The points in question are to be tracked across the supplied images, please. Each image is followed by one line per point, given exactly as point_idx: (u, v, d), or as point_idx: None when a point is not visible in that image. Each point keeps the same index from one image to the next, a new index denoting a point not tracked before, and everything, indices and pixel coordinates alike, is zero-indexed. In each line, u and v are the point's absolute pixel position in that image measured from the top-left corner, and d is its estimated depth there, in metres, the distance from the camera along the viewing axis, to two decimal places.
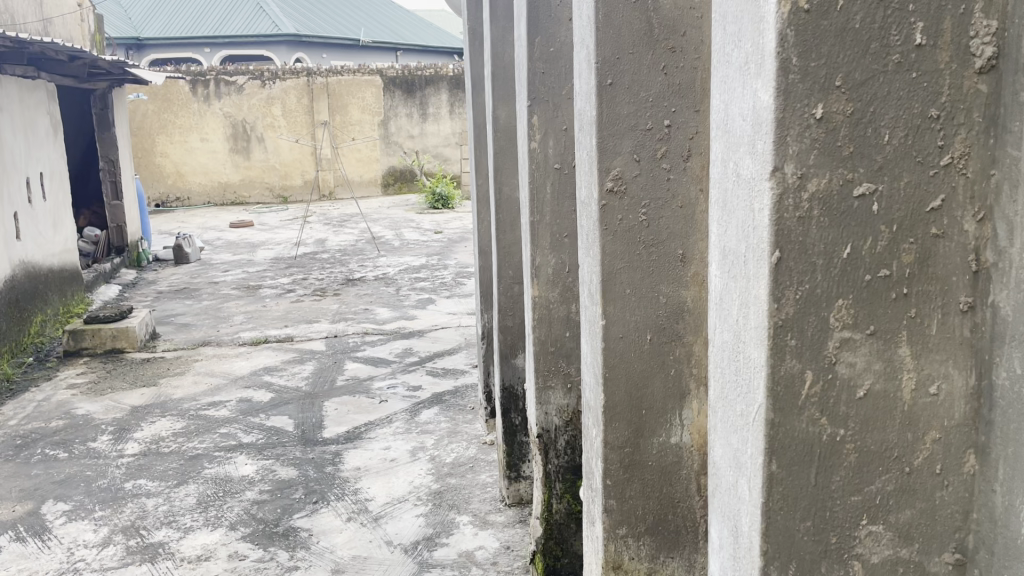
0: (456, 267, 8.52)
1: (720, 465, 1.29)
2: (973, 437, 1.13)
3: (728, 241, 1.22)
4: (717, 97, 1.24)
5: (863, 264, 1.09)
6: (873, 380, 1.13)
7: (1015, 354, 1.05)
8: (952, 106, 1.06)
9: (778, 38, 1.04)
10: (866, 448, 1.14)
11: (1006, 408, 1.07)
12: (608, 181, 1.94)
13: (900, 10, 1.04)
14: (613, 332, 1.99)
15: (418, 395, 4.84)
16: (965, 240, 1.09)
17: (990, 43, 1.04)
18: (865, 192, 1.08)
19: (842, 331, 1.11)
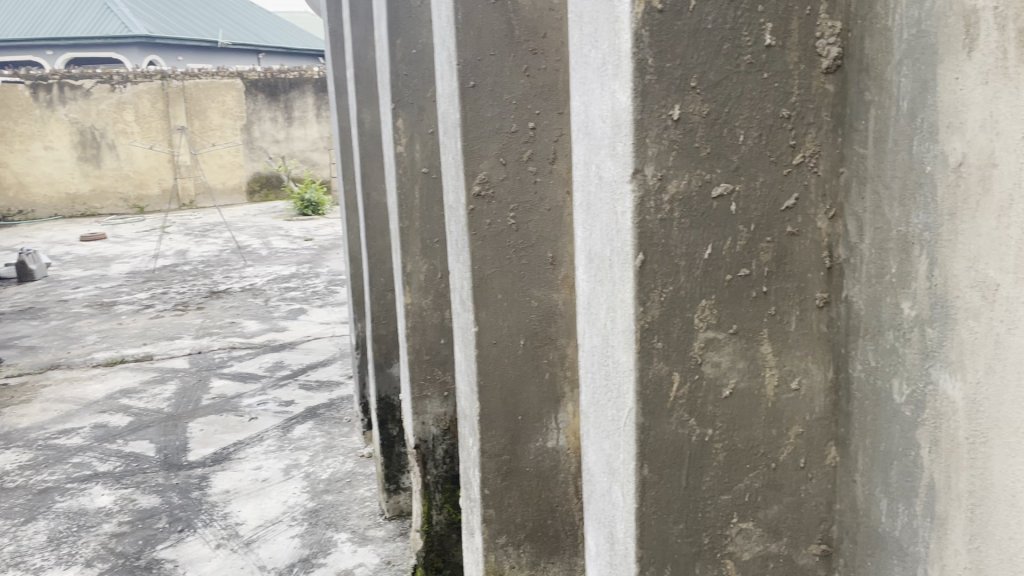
0: (327, 274, 8.31)
1: (593, 471, 1.27)
2: (834, 429, 1.16)
3: (593, 244, 1.20)
4: (576, 98, 1.22)
5: (724, 264, 1.10)
6: (738, 378, 1.14)
7: (869, 347, 1.08)
8: (802, 106, 1.08)
9: (634, 38, 1.03)
10: (733, 446, 1.15)
11: (862, 400, 1.11)
12: (475, 185, 1.90)
13: (750, 11, 1.05)
14: (486, 338, 1.96)
15: (290, 410, 4.66)
16: (819, 237, 1.12)
17: (835, 44, 1.07)
18: (723, 193, 1.08)
19: (707, 331, 1.12)
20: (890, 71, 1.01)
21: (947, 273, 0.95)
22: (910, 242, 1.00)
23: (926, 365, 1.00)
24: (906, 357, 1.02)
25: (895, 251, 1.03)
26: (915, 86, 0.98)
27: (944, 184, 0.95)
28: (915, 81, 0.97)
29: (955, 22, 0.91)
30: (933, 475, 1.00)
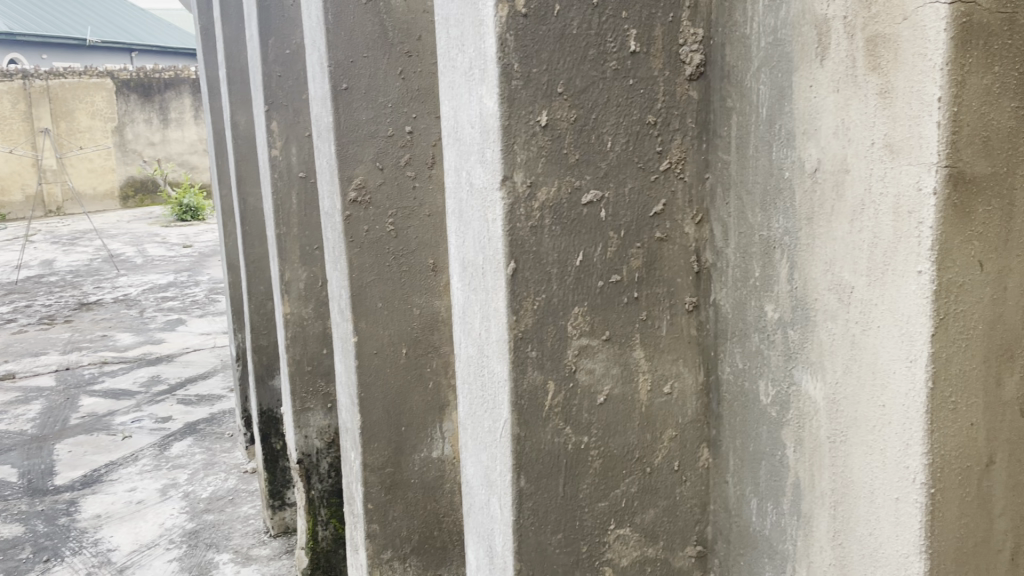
0: (208, 282, 8.01)
1: (472, 484, 1.24)
2: (705, 431, 1.19)
3: (465, 252, 1.18)
4: (445, 103, 1.19)
5: (596, 271, 1.10)
6: (612, 384, 1.14)
7: (736, 349, 1.12)
8: (667, 113, 1.10)
9: (499, 43, 1.01)
10: (609, 452, 1.14)
11: (732, 401, 1.14)
12: (351, 190, 1.84)
13: (614, 17, 1.05)
14: (366, 348, 1.90)
15: (168, 426, 4.45)
16: (687, 242, 1.15)
17: (698, 51, 1.10)
18: (593, 199, 1.08)
19: (580, 338, 1.11)
20: (749, 79, 1.05)
21: (806, 277, 0.99)
22: (771, 246, 1.04)
23: (789, 366, 1.03)
24: (770, 359, 1.06)
25: (758, 256, 1.07)
26: (772, 94, 1.01)
27: (801, 189, 0.98)
28: (773, 89, 1.01)
29: (808, 31, 0.95)
30: (798, 474, 1.03)
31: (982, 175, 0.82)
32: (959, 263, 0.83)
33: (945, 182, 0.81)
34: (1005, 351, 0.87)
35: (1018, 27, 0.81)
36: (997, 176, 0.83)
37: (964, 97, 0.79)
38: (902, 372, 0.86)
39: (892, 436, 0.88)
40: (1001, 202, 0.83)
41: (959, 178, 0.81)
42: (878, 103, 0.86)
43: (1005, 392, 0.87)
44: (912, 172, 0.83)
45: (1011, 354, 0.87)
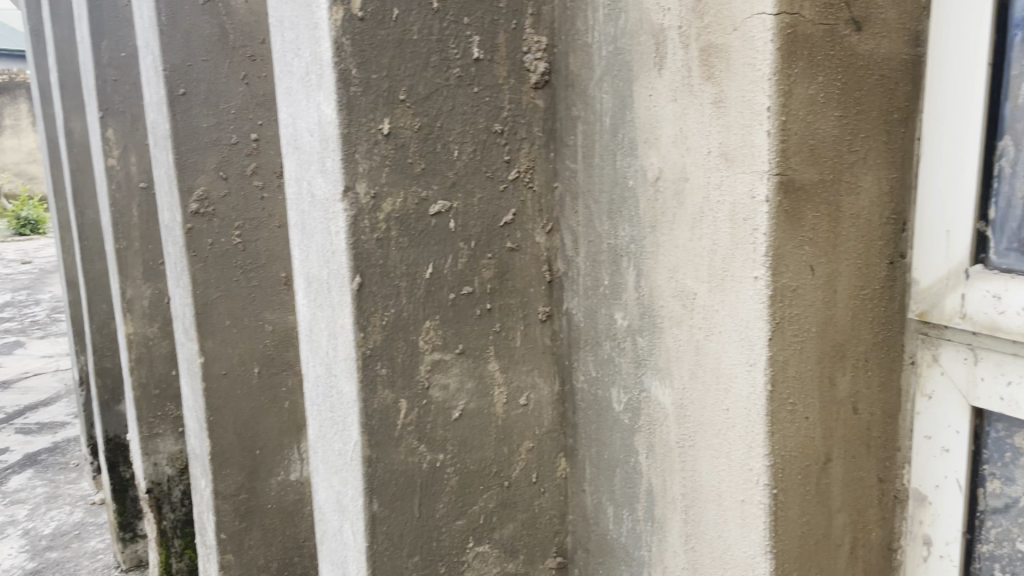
0: (49, 301, 7.47)
1: (324, 509, 1.18)
2: (563, 441, 1.20)
3: (310, 267, 1.12)
4: (283, 110, 1.13)
5: (447, 283, 1.07)
6: (467, 399, 1.11)
7: (589, 358, 1.13)
8: (514, 121, 1.10)
9: (335, 47, 0.96)
10: (466, 469, 1.12)
11: (586, 409, 1.15)
12: (193, 202, 1.74)
13: (456, 23, 1.03)
14: (214, 369, 1.80)
15: (4, 459, 4.09)
16: (538, 251, 1.15)
17: (542, 59, 1.10)
18: (441, 210, 1.05)
19: (432, 353, 1.07)
20: (592, 87, 1.05)
21: (652, 285, 1.00)
22: (619, 255, 1.05)
23: (639, 373, 1.04)
24: (621, 366, 1.07)
25: (607, 264, 1.08)
26: (614, 102, 1.02)
27: (646, 198, 0.99)
28: (616, 98, 1.02)
29: (646, 41, 0.96)
30: (651, 480, 1.04)
31: (810, 182, 0.84)
32: (792, 268, 0.85)
33: (775, 190, 0.82)
34: (837, 352, 0.90)
35: (840, 38, 0.83)
36: (824, 184, 0.85)
37: (791, 106, 0.81)
38: (744, 376, 0.88)
39: (736, 440, 0.90)
40: (827, 208, 0.86)
41: (789, 185, 0.83)
42: (713, 112, 0.88)
43: (838, 391, 0.90)
44: (746, 180, 0.85)
45: (842, 354, 0.90)
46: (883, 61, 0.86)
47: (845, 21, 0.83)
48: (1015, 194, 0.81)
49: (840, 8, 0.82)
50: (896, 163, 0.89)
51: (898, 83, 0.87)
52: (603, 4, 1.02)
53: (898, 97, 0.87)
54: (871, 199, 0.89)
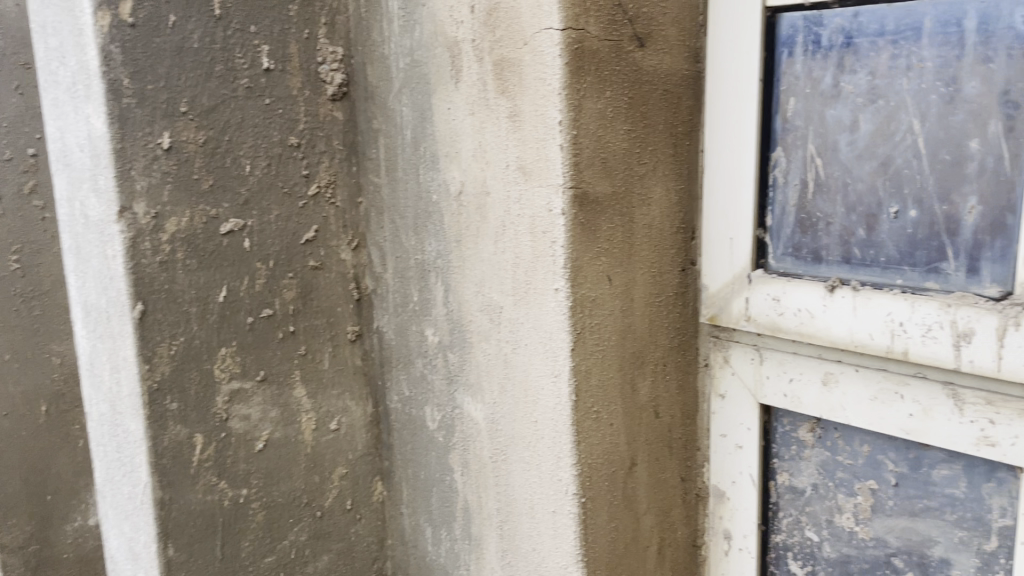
0: None
1: (116, 559, 1.08)
2: (378, 463, 1.16)
3: (88, 295, 1.02)
4: (49, 124, 1.02)
5: (243, 306, 1.01)
6: (272, 428, 1.05)
7: (402, 377, 1.10)
8: (311, 134, 1.05)
9: (102, 56, 0.87)
10: (273, 502, 1.06)
11: (400, 429, 1.12)
12: None
13: (242, 32, 0.97)
14: None
15: None
16: (344, 269, 1.11)
17: (339, 70, 1.06)
18: (233, 229, 0.99)
19: (230, 382, 1.00)
20: (391, 100, 1.03)
21: (460, 300, 0.99)
22: (426, 270, 1.03)
23: (451, 391, 1.02)
24: (433, 384, 1.05)
25: (415, 280, 1.05)
26: (414, 116, 1.00)
27: (450, 213, 0.98)
28: (415, 110, 1.00)
29: (441, 53, 0.94)
30: (467, 498, 1.02)
31: (604, 195, 0.86)
32: (590, 279, 0.86)
33: (571, 203, 0.83)
34: (637, 359, 0.92)
35: (624, 54, 0.85)
36: (617, 196, 0.87)
37: (582, 120, 0.83)
38: (549, 387, 0.88)
39: (545, 451, 0.90)
40: (621, 219, 0.88)
41: (584, 198, 0.84)
42: (509, 126, 0.88)
43: (640, 396, 0.92)
44: (542, 194, 0.85)
45: (642, 360, 0.92)
46: (665, 76, 0.89)
47: (629, 37, 0.85)
48: (789, 202, 0.87)
49: (623, 23, 0.84)
50: (684, 174, 0.93)
51: (681, 97, 0.90)
52: (397, 15, 0.99)
53: (682, 111, 0.91)
54: (662, 209, 0.92)
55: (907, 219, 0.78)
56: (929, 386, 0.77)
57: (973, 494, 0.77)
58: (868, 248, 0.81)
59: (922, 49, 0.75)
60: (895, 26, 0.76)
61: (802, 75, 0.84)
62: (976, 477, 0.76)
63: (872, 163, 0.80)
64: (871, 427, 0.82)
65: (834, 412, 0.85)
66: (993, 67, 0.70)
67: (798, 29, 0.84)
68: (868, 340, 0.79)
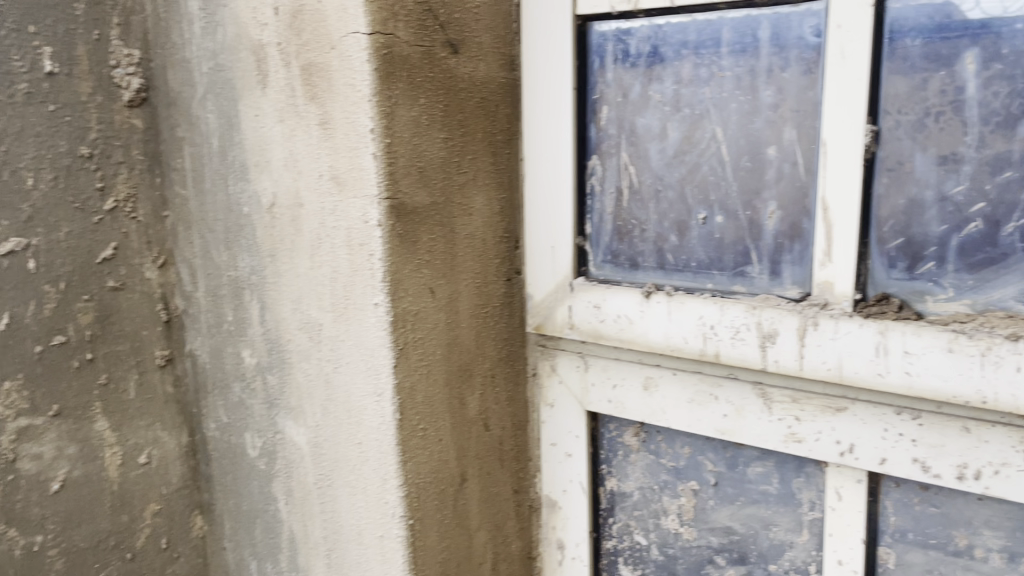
0: None
1: None
2: (197, 496, 1.09)
3: None
4: None
5: (30, 333, 0.91)
6: (70, 466, 0.95)
7: (218, 403, 1.03)
8: (105, 143, 0.96)
9: None
10: (73, 547, 0.96)
11: (220, 459, 1.05)
12: None
13: (18, 31, 0.87)
14: None
15: None
16: (149, 289, 1.02)
17: (135, 74, 0.98)
18: (14, 249, 0.89)
19: (17, 420, 0.90)
20: (195, 106, 0.96)
21: (276, 318, 0.93)
22: (240, 287, 0.96)
23: (271, 415, 0.96)
24: (253, 409, 0.99)
25: (228, 298, 0.98)
26: (220, 124, 0.94)
27: (262, 226, 0.92)
28: (221, 118, 0.93)
29: (246, 57, 0.89)
30: (292, 528, 0.97)
31: (422, 205, 0.83)
32: (411, 292, 0.83)
33: (386, 214, 0.80)
34: (464, 373, 0.89)
35: (437, 61, 0.82)
36: (436, 206, 0.85)
37: (395, 128, 0.79)
38: (372, 407, 0.84)
39: (370, 473, 0.86)
40: (442, 230, 0.85)
41: (400, 209, 0.81)
42: (319, 134, 0.83)
43: (469, 410, 0.90)
44: (357, 205, 0.81)
45: (470, 373, 0.90)
46: (481, 83, 0.87)
47: (440, 43, 0.82)
48: (605, 210, 0.88)
49: (434, 28, 0.81)
50: (505, 183, 0.91)
51: (499, 104, 0.89)
52: (197, 16, 0.93)
53: (500, 119, 0.89)
54: (484, 218, 0.90)
55: (715, 225, 0.81)
56: (741, 387, 0.80)
57: (784, 490, 0.81)
58: (680, 254, 0.84)
59: (721, 58, 0.77)
60: (696, 35, 0.78)
61: (613, 83, 0.85)
62: (786, 473, 0.80)
63: (681, 169, 0.82)
64: (690, 429, 0.84)
65: (655, 416, 0.87)
66: (786, 77, 0.74)
67: (607, 37, 0.84)
68: (682, 344, 0.81)
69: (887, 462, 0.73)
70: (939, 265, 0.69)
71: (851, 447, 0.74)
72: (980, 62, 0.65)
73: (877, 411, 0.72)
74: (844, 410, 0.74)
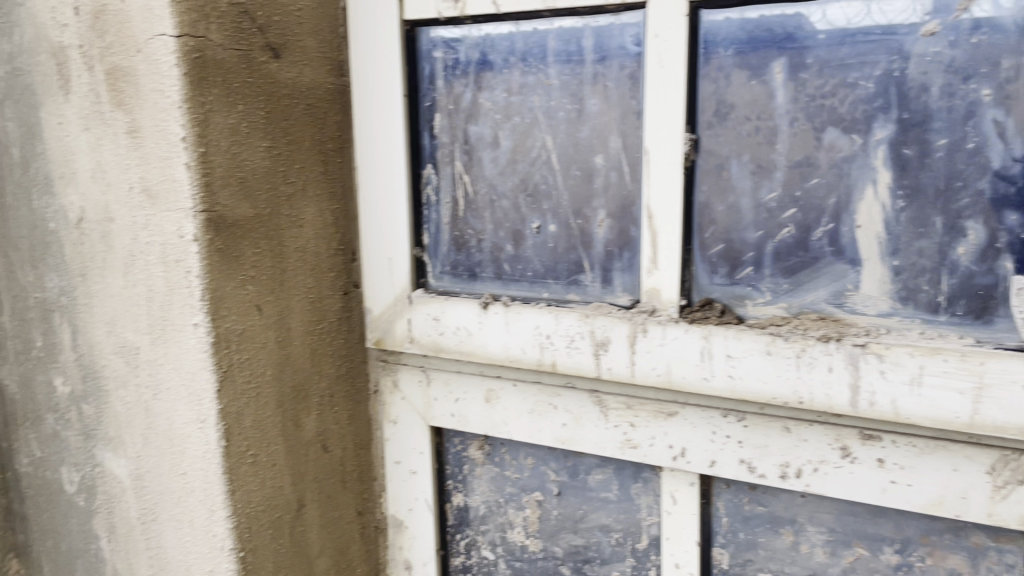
0: None
1: None
2: (11, 538, 0.99)
3: None
4: None
5: None
6: None
7: (30, 436, 0.95)
8: None
9: None
10: None
11: (34, 498, 0.97)
12: None
13: None
14: None
15: None
16: None
17: None
18: None
19: None
20: None
21: (90, 343, 0.86)
22: (49, 310, 0.89)
23: (89, 447, 0.89)
24: (69, 441, 0.91)
25: (37, 322, 0.90)
26: (21, 133, 0.86)
27: (70, 243, 0.84)
28: (22, 126, 0.86)
29: (46, 61, 0.81)
30: (116, 566, 0.90)
31: (245, 218, 0.78)
32: (234, 310, 0.78)
33: (203, 229, 0.74)
34: (299, 393, 0.85)
35: (256, 65, 0.77)
36: (260, 218, 0.79)
37: (210, 137, 0.74)
38: (196, 435, 0.79)
39: (195, 504, 0.81)
40: (268, 244, 0.80)
41: (220, 223, 0.76)
42: (128, 143, 0.77)
43: (305, 432, 0.86)
44: (171, 219, 0.75)
45: (305, 394, 0.86)
46: (307, 89, 0.83)
47: (260, 47, 0.77)
48: (443, 220, 0.86)
49: (251, 31, 0.77)
50: (337, 193, 0.87)
51: (327, 112, 0.85)
52: None
53: (329, 127, 0.86)
54: (315, 230, 0.85)
55: (548, 234, 0.80)
56: (578, 396, 0.80)
57: (623, 496, 0.81)
58: (516, 263, 0.82)
59: (548, 67, 0.77)
60: (524, 43, 0.77)
61: (444, 90, 0.83)
62: (625, 479, 0.80)
63: (513, 178, 0.80)
64: (531, 440, 0.83)
65: (497, 429, 0.85)
66: (610, 86, 0.74)
67: (436, 44, 0.82)
68: (520, 354, 0.80)
69: (716, 464, 0.74)
70: (757, 270, 0.71)
71: (682, 451, 0.75)
72: (787, 72, 0.67)
73: (705, 414, 0.74)
74: (675, 415, 0.75)
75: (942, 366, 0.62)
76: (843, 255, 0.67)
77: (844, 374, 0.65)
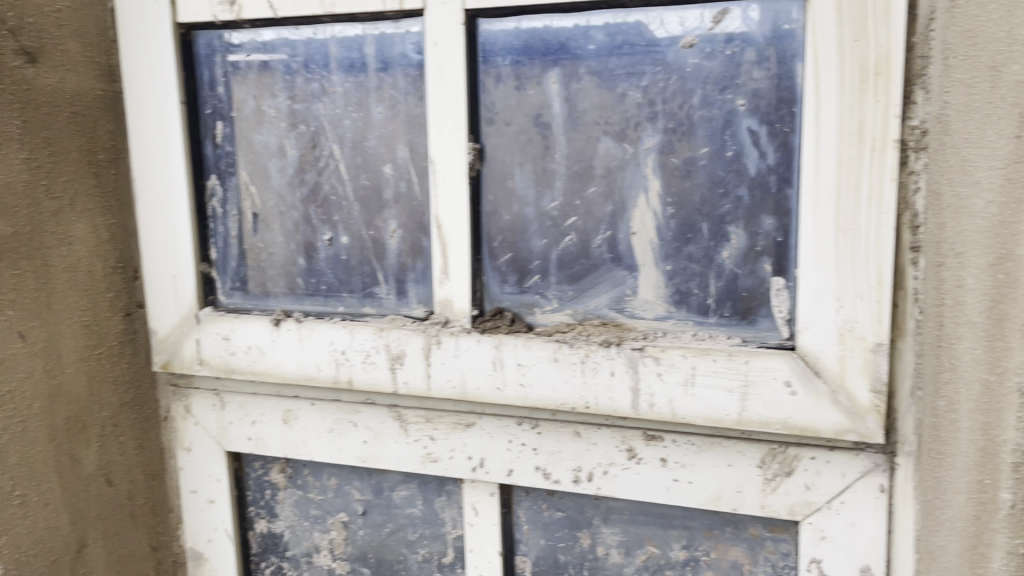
0: None
1: None
2: None
3: None
4: None
5: None
6: None
7: None
8: None
9: None
10: None
11: None
12: None
13: None
14: None
15: None
16: None
17: None
18: None
19: None
20: None
21: None
22: None
23: None
24: None
25: None
26: None
27: None
28: None
29: None
30: None
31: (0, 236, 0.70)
32: None
33: None
34: (75, 425, 0.78)
35: (8, 70, 0.69)
36: (19, 236, 0.72)
37: None
38: None
39: None
40: (31, 264, 0.73)
41: None
42: None
43: (84, 467, 0.79)
44: None
45: (83, 425, 0.79)
46: (71, 96, 0.76)
47: (11, 51, 0.70)
48: (230, 233, 0.81)
49: (1, 34, 0.69)
50: (113, 207, 0.82)
51: (96, 120, 0.79)
52: None
53: (100, 137, 0.80)
54: (87, 248, 0.79)
55: (340, 246, 0.77)
56: (377, 412, 0.77)
57: (428, 511, 0.79)
58: (309, 277, 0.79)
59: (331, 73, 0.74)
60: (305, 49, 0.75)
61: (226, 97, 0.79)
62: (429, 493, 0.79)
63: (302, 189, 0.77)
64: (331, 460, 0.80)
65: (297, 450, 0.81)
66: (394, 93, 0.72)
67: (215, 48, 0.78)
68: (315, 371, 0.76)
69: (514, 473, 0.74)
70: (543, 278, 0.71)
71: (481, 462, 0.75)
72: (562, 82, 0.67)
73: (501, 424, 0.73)
74: (472, 426, 0.74)
75: (712, 366, 0.64)
76: (621, 261, 0.68)
77: (626, 377, 0.67)
